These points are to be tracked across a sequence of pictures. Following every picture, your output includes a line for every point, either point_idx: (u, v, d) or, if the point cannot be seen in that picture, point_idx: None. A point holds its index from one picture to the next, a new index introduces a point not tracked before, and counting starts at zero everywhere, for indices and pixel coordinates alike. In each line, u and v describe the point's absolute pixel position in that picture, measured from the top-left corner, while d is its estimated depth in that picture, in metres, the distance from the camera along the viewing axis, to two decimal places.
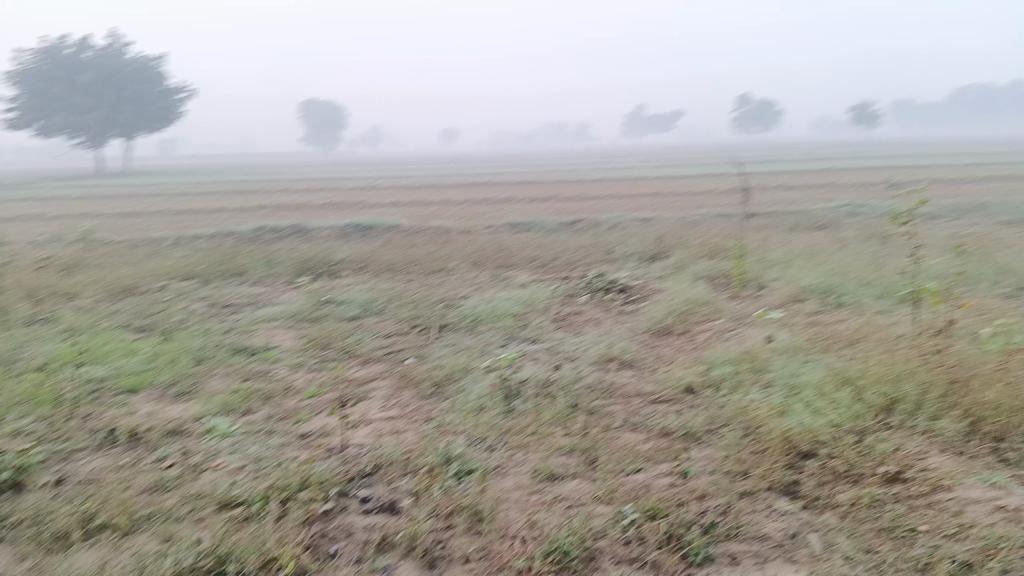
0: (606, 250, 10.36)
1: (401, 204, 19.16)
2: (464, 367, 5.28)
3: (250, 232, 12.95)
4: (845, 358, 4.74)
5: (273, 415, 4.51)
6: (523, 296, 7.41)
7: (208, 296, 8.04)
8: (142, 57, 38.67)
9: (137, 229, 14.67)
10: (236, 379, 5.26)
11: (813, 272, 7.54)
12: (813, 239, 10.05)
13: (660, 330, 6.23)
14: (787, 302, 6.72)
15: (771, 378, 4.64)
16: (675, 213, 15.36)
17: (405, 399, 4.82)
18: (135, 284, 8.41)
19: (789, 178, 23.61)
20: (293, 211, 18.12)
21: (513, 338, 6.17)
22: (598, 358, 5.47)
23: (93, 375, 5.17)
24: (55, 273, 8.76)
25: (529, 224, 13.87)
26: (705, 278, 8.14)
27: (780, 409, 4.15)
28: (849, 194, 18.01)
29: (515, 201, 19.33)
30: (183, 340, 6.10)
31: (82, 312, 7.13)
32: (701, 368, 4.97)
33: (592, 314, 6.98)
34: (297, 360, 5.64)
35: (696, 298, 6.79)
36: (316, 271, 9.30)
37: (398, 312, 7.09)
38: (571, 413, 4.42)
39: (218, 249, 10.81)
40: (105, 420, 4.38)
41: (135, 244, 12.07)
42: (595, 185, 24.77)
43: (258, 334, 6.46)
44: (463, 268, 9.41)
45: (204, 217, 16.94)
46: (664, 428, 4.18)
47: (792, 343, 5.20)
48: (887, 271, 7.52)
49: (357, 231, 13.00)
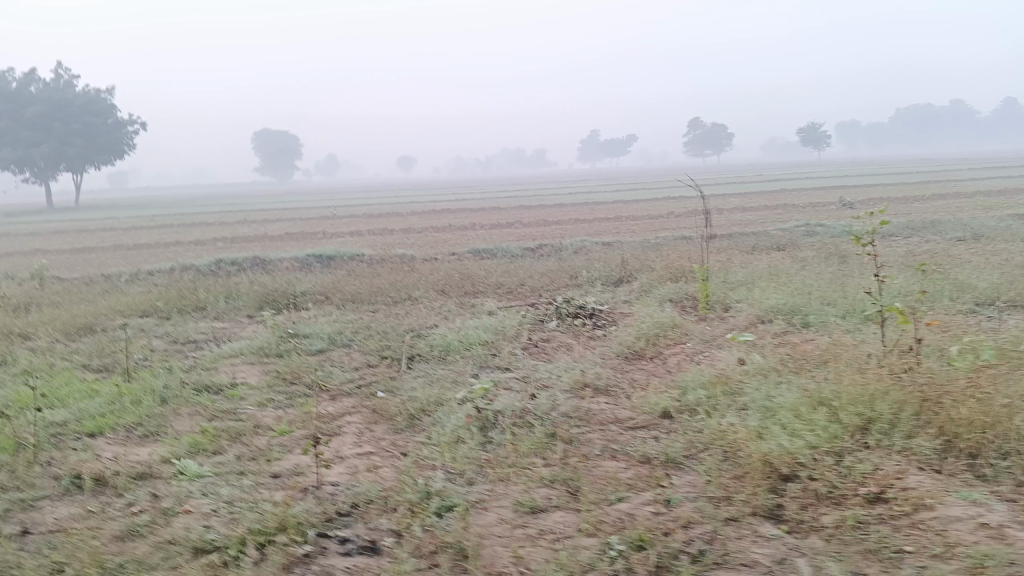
0: (570, 275, 10.37)
1: (362, 233, 19.04)
2: (437, 398, 5.20)
3: (209, 265, 12.74)
4: (818, 379, 4.78)
5: (244, 454, 4.39)
6: (491, 324, 7.37)
7: (169, 332, 7.85)
8: (92, 90, 38.29)
9: (91, 264, 14.35)
10: (202, 417, 5.12)
11: (778, 293, 7.63)
12: (774, 260, 10.18)
13: (632, 355, 6.23)
14: (755, 323, 6.78)
15: (747, 400, 4.66)
16: (637, 236, 15.49)
17: (379, 433, 4.73)
18: (93, 322, 8.19)
19: (745, 199, 24.00)
20: (251, 243, 17.90)
21: (485, 367, 6.12)
22: (572, 385, 5.44)
23: (54, 418, 4.99)
24: (8, 313, 8.50)
25: (492, 251, 13.86)
26: (671, 301, 8.18)
27: (758, 432, 4.15)
28: (804, 214, 18.36)
29: (476, 228, 19.32)
30: (146, 379, 5.93)
31: (37, 353, 6.91)
32: (676, 392, 4.97)
33: (562, 340, 6.96)
34: (266, 396, 5.51)
35: (665, 321, 6.81)
36: (279, 304, 9.16)
37: (366, 343, 6.99)
38: (549, 442, 4.38)
39: (177, 284, 10.59)
40: (69, 466, 4.22)
41: (90, 280, 11.78)
42: (555, 209, 24.90)
43: (223, 370, 6.31)
44: (429, 296, 9.35)
45: (160, 251, 16.64)
46: (644, 454, 4.16)
47: (765, 365, 5.23)
48: (849, 290, 7.64)
49: (319, 261, 12.86)
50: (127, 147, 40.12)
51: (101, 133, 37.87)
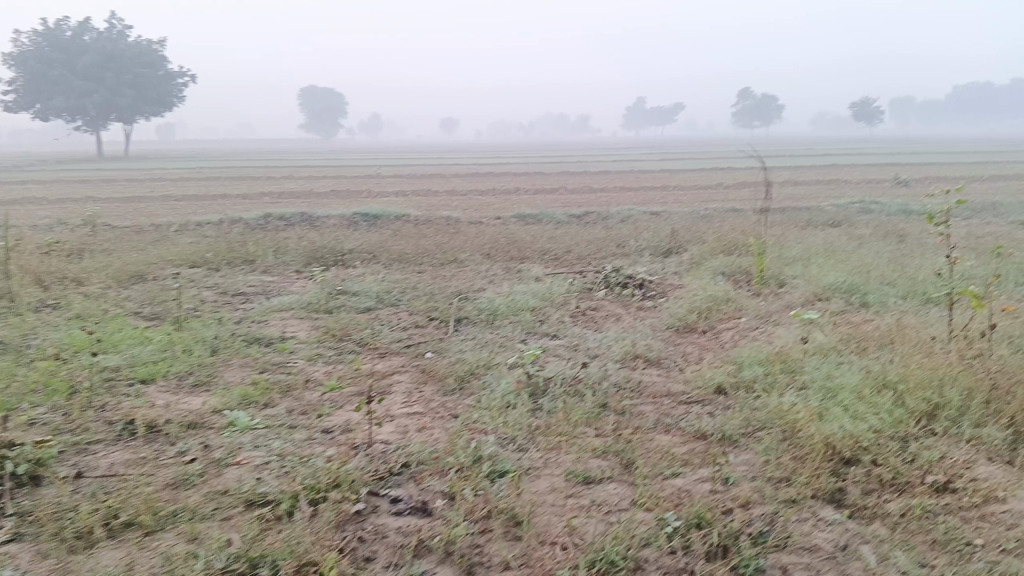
0: (618, 244, 10.21)
1: (407, 193, 18.99)
2: (487, 362, 5.13)
3: (257, 219, 12.80)
4: (882, 361, 4.63)
5: (294, 409, 4.38)
6: (540, 290, 7.27)
7: (218, 284, 7.89)
8: (144, 42, 38.74)
9: (140, 213, 14.55)
10: (253, 370, 5.14)
11: (835, 270, 7.43)
12: (829, 237, 9.91)
13: (684, 328, 6.11)
14: (811, 301, 6.60)
15: (806, 380, 4.53)
16: (685, 207, 15.22)
17: (427, 394, 4.68)
18: (145, 271, 8.25)
19: (796, 173, 23.48)
20: (297, 199, 17.95)
21: (533, 333, 6.04)
22: (624, 356, 5.34)
23: (108, 364, 5.03)
24: (62, 258, 8.61)
25: (538, 216, 13.71)
26: (724, 275, 8.01)
27: (820, 412, 4.04)
28: (860, 190, 17.89)
29: (521, 193, 19.13)
30: (196, 330, 5.96)
31: (90, 298, 6.99)
32: (732, 368, 4.85)
33: (611, 309, 6.85)
34: (315, 352, 5.51)
35: (719, 295, 6.66)
36: (326, 261, 9.16)
37: (414, 303, 6.96)
38: (601, 413, 4.29)
39: (226, 236, 10.64)
40: (123, 412, 4.25)
41: (141, 229, 11.91)
42: (601, 176, 24.60)
43: (272, 324, 6.33)
44: (475, 259, 9.28)
45: (209, 203, 16.79)
46: (699, 430, 4.06)
47: (825, 345, 5.08)
48: (912, 270, 7.40)
49: (366, 220, 12.84)
50: (176, 98, 40.60)
51: (150, 84, 38.22)
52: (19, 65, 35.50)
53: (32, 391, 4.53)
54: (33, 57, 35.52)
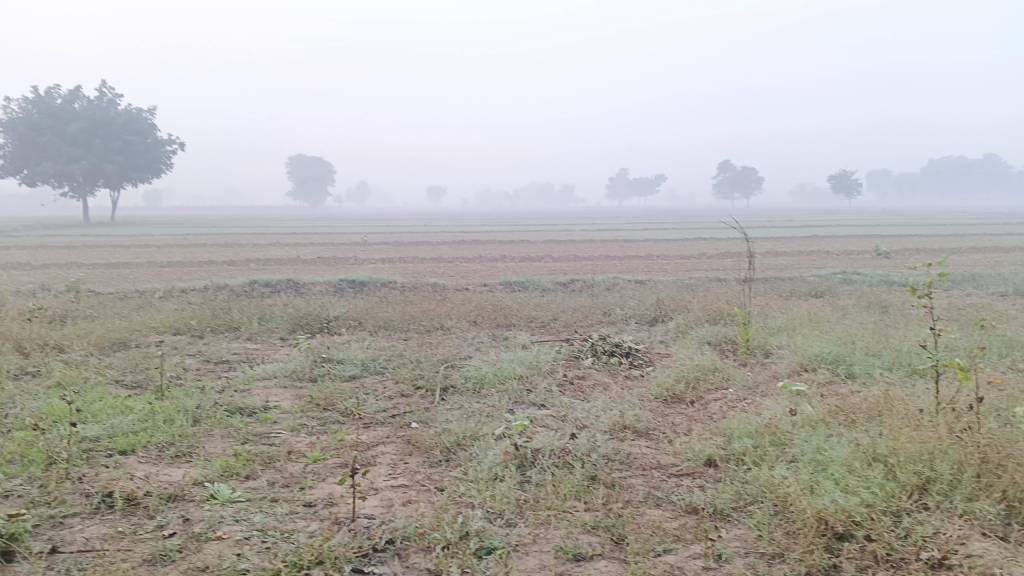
0: (604, 312, 10.25)
1: (393, 260, 19.07)
2: (473, 432, 5.07)
3: (242, 285, 12.77)
4: (872, 433, 4.61)
5: (277, 481, 4.29)
6: (526, 358, 7.24)
7: (202, 351, 7.82)
8: (134, 109, 39.23)
9: (124, 279, 14.49)
10: (235, 440, 5.04)
11: (820, 341, 7.46)
12: (813, 307, 10.00)
13: (671, 398, 6.09)
14: (797, 371, 6.61)
15: (796, 452, 4.50)
16: (670, 276, 15.35)
17: (413, 466, 4.60)
18: (128, 338, 8.17)
19: (778, 243, 23.77)
20: (283, 265, 17.96)
21: (520, 402, 5.99)
22: (611, 426, 5.29)
23: (87, 434, 4.93)
24: (44, 325, 8.52)
25: (523, 283, 13.77)
26: (710, 344, 8.03)
27: (811, 486, 4.00)
28: (841, 261, 18.16)
29: (507, 260, 19.26)
30: (178, 398, 5.87)
31: (70, 366, 6.89)
32: (721, 440, 4.81)
33: (598, 378, 6.82)
34: (299, 421, 5.43)
35: (706, 365, 6.66)
36: (312, 328, 9.13)
37: (399, 371, 6.90)
38: (591, 486, 4.23)
39: (212, 303, 10.59)
40: (101, 483, 4.15)
41: (125, 296, 11.83)
42: (586, 245, 24.82)
43: (256, 393, 6.25)
44: (462, 326, 9.27)
45: (194, 269, 16.77)
46: (689, 504, 4.01)
47: (814, 417, 5.06)
48: (897, 341, 7.45)
49: (352, 287, 12.84)
50: (164, 165, 40.94)
51: (138, 151, 38.54)
52: (7, 132, 35.77)
53: (7, 462, 4.42)
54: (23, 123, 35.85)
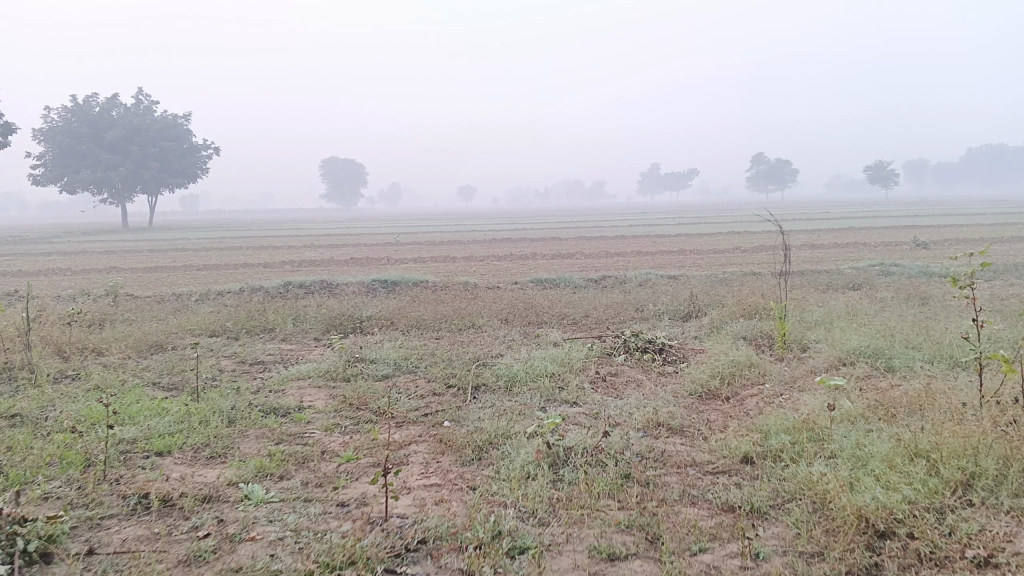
0: (636, 308, 10.17)
1: (425, 259, 19.16)
2: (505, 431, 5.04)
3: (277, 287, 12.90)
4: (912, 428, 4.49)
5: (310, 481, 4.30)
6: (558, 355, 7.20)
7: (237, 353, 7.89)
8: (170, 116, 39.88)
9: (162, 283, 14.73)
10: (269, 441, 5.07)
11: (858, 334, 7.32)
12: (850, 300, 9.83)
13: (706, 395, 6.01)
14: (835, 365, 6.48)
15: (835, 448, 4.40)
16: (703, 270, 15.22)
17: (445, 465, 4.58)
18: (165, 340, 8.27)
19: (814, 236, 23.42)
20: (317, 266, 18.16)
21: (553, 400, 5.95)
22: (645, 424, 5.22)
23: (124, 435, 5.00)
24: (84, 329, 8.67)
25: (555, 280, 13.72)
26: (745, 339, 7.92)
27: (850, 483, 3.91)
28: (879, 252, 17.85)
29: (538, 257, 19.24)
30: (214, 400, 5.92)
31: (109, 369, 6.99)
32: (758, 436, 4.72)
33: (631, 375, 6.75)
34: (331, 421, 5.44)
35: (741, 360, 6.55)
36: (345, 327, 9.18)
37: (431, 370, 6.90)
38: (624, 484, 4.18)
39: (247, 305, 10.70)
40: (137, 485, 4.19)
41: (162, 299, 12.02)
42: (618, 240, 24.70)
43: (289, 393, 6.28)
44: (493, 324, 9.25)
45: (230, 272, 16.99)
46: (726, 502, 3.94)
47: (853, 412, 4.95)
48: (937, 333, 7.28)
49: (384, 286, 12.90)
50: (199, 170, 41.58)
51: (174, 157, 39.17)
52: (47, 140, 36.59)
53: (47, 465, 4.49)
54: (62, 131, 36.64)
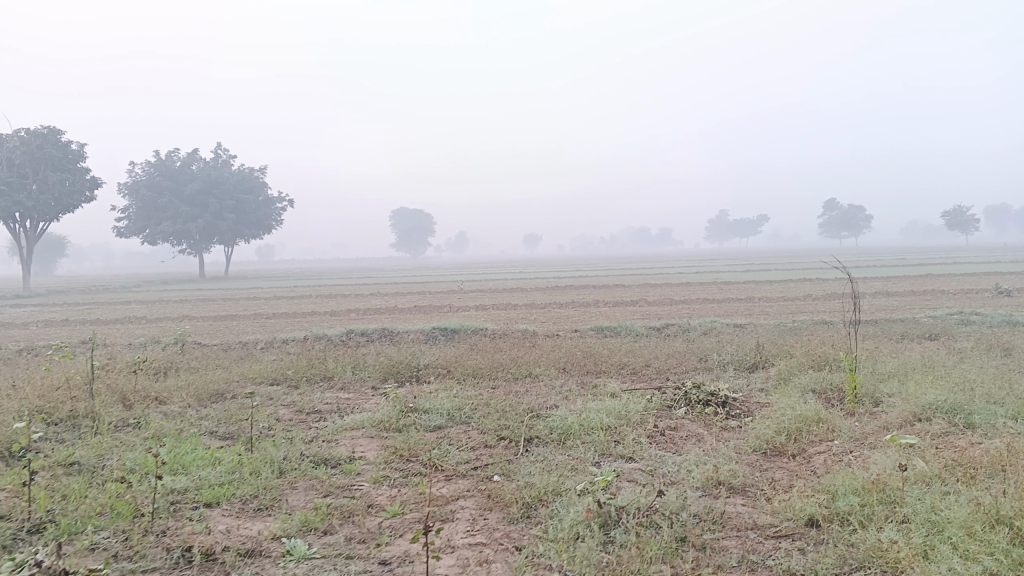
0: (699, 358, 9.90)
1: (487, 307, 19.18)
2: (556, 487, 4.86)
3: (339, 335, 13.04)
4: (994, 492, 4.16)
5: (353, 537, 4.21)
6: (615, 407, 7.00)
7: (294, 402, 7.92)
8: (247, 169, 41.40)
9: (230, 331, 15.08)
10: (317, 493, 5.01)
11: (935, 388, 6.93)
12: (926, 350, 9.37)
13: (770, 452, 5.72)
14: (910, 421, 6.11)
15: (908, 512, 4.11)
16: (771, 319, 14.80)
17: (492, 522, 4.43)
18: (225, 389, 8.38)
19: (889, 283, 22.64)
20: (380, 314, 18.35)
21: (608, 455, 5.75)
22: (705, 482, 4.98)
23: (175, 485, 5.01)
24: (150, 377, 8.85)
25: (616, 329, 13.51)
26: (813, 392, 7.59)
27: (924, 551, 3.62)
28: (959, 300, 17.13)
29: (601, 305, 19.07)
30: (266, 450, 5.91)
31: (168, 417, 7.08)
32: (824, 497, 4.44)
33: (692, 429, 6.50)
34: (381, 473, 5.36)
35: (808, 414, 6.25)
36: (402, 376, 9.17)
37: (485, 421, 6.77)
38: (679, 547, 3.96)
39: (307, 353, 10.81)
40: (182, 537, 4.17)
41: (228, 347, 12.26)
42: (683, 288, 24.35)
43: (342, 444, 6.24)
44: (551, 374, 9.10)
45: (295, 320, 17.29)
46: (787, 570, 3.68)
47: (929, 473, 4.63)
48: (1022, 387, 6.83)
49: (444, 334, 12.91)
50: (273, 222, 42.90)
51: (250, 208, 40.53)
52: (133, 194, 38.28)
53: (97, 514, 4.52)
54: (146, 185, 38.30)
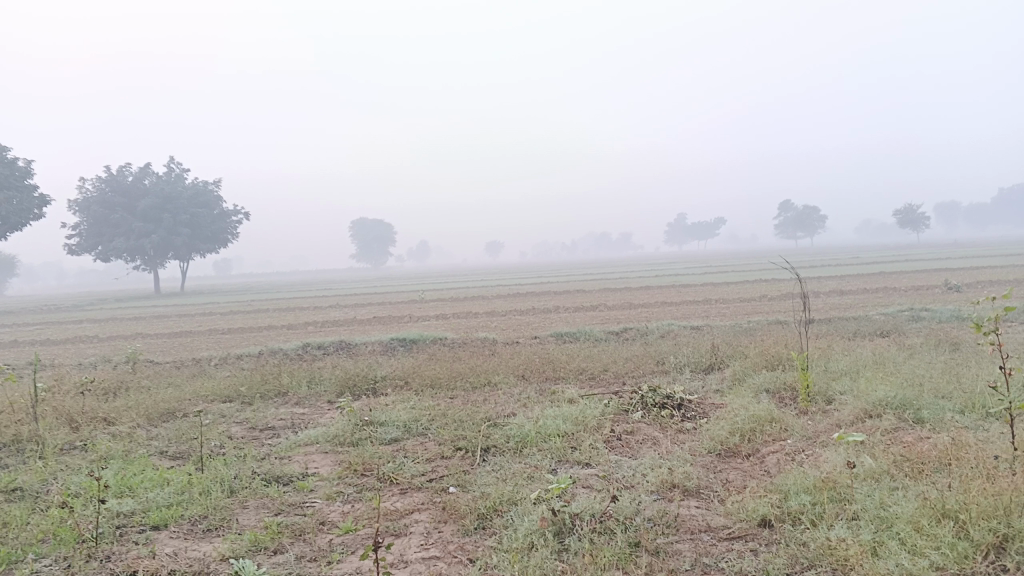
0: (656, 361, 9.95)
1: (447, 316, 19.10)
2: (511, 497, 4.83)
3: (295, 348, 12.86)
4: (941, 486, 4.23)
5: (303, 556, 4.13)
6: (572, 413, 6.98)
7: (247, 419, 7.78)
8: (201, 184, 40.82)
9: (184, 348, 14.79)
10: (268, 511, 4.91)
11: (885, 384, 7.03)
12: (878, 347, 9.52)
13: (725, 453, 5.76)
14: (861, 418, 6.19)
15: (857, 508, 4.15)
16: (727, 320, 14.96)
17: (446, 535, 4.38)
18: (176, 407, 8.19)
19: (843, 282, 23.03)
20: (339, 326, 18.17)
21: (564, 462, 5.74)
22: (660, 486, 4.98)
23: (121, 509, 4.87)
24: (98, 398, 8.63)
25: (576, 334, 13.52)
26: (768, 392, 7.66)
27: (873, 548, 3.66)
28: (909, 297, 17.48)
29: (560, 311, 19.08)
30: (217, 469, 5.79)
31: (116, 439, 6.90)
32: (776, 497, 4.47)
33: (647, 433, 6.52)
34: (334, 489, 5.28)
35: (762, 414, 6.30)
36: (358, 389, 9.06)
37: (442, 432, 6.72)
38: (632, 552, 3.95)
39: (263, 368, 10.64)
40: (126, 562, 4.06)
41: (181, 364, 12.02)
42: (642, 291, 24.51)
43: (295, 460, 6.13)
44: (509, 381, 9.07)
45: (252, 335, 17.00)
46: (738, 571, 3.69)
47: (877, 468, 4.69)
48: (968, 381, 6.97)
49: (402, 345, 12.81)
50: (230, 236, 42.29)
51: (206, 223, 39.92)
52: (84, 210, 37.49)
53: (38, 542, 4.38)
54: (98, 202, 37.56)
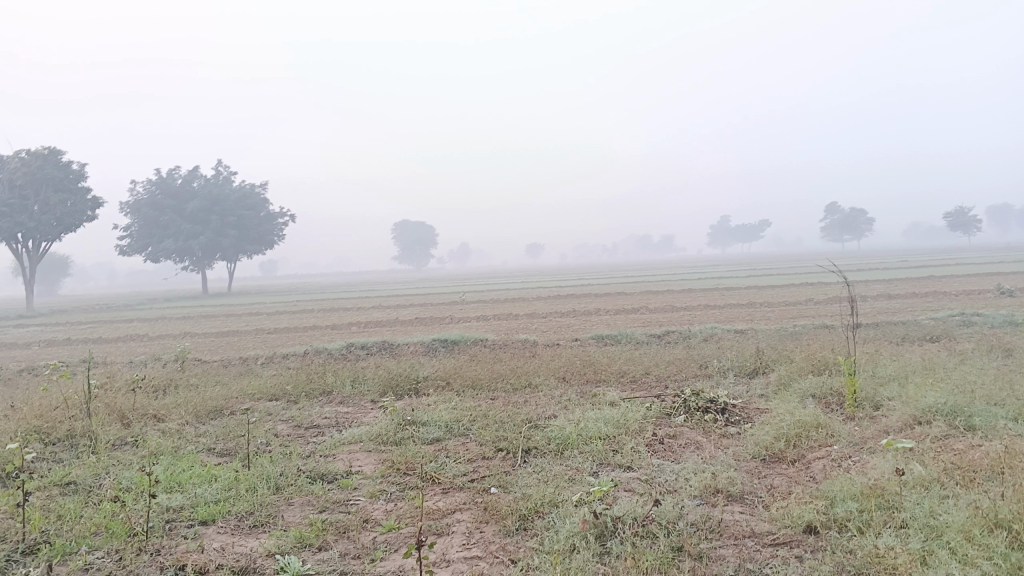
0: (699, 364, 9.86)
1: (488, 317, 19.16)
2: (552, 498, 4.83)
3: (339, 348, 13.01)
4: (993, 495, 4.13)
5: (346, 554, 4.18)
6: (614, 416, 6.96)
7: (292, 417, 7.90)
8: (248, 186, 41.54)
9: (231, 347, 15.07)
10: (313, 509, 4.99)
11: (935, 390, 6.89)
12: (928, 353, 9.32)
13: (770, 458, 5.69)
14: (910, 424, 6.07)
15: (906, 517, 4.07)
16: (772, 324, 14.76)
17: (487, 536, 4.40)
18: (223, 405, 8.35)
19: (891, 286, 22.57)
20: (382, 327, 18.35)
21: (606, 464, 5.72)
22: (703, 491, 4.94)
23: (170, 503, 4.99)
24: (149, 395, 8.83)
25: (617, 337, 13.46)
26: (813, 397, 7.55)
27: (922, 557, 3.58)
28: (961, 302, 17.07)
29: (602, 313, 19.03)
30: (262, 466, 5.88)
31: (166, 435, 7.06)
32: (822, 503, 4.41)
33: (690, 437, 6.47)
34: (377, 488, 5.33)
35: (808, 419, 6.21)
36: (401, 389, 9.14)
37: (483, 433, 6.75)
38: (675, 557, 3.92)
39: (307, 368, 10.79)
40: (175, 556, 4.16)
41: (228, 363, 12.24)
42: (685, 294, 24.32)
43: (339, 459, 6.21)
44: (550, 383, 9.06)
45: (297, 335, 17.25)
46: None
47: (927, 476, 4.59)
48: (1022, 388, 6.79)
49: (444, 346, 12.88)
50: (276, 237, 42.92)
51: (252, 225, 40.61)
52: (135, 212, 38.40)
53: (92, 534, 4.50)
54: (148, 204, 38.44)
